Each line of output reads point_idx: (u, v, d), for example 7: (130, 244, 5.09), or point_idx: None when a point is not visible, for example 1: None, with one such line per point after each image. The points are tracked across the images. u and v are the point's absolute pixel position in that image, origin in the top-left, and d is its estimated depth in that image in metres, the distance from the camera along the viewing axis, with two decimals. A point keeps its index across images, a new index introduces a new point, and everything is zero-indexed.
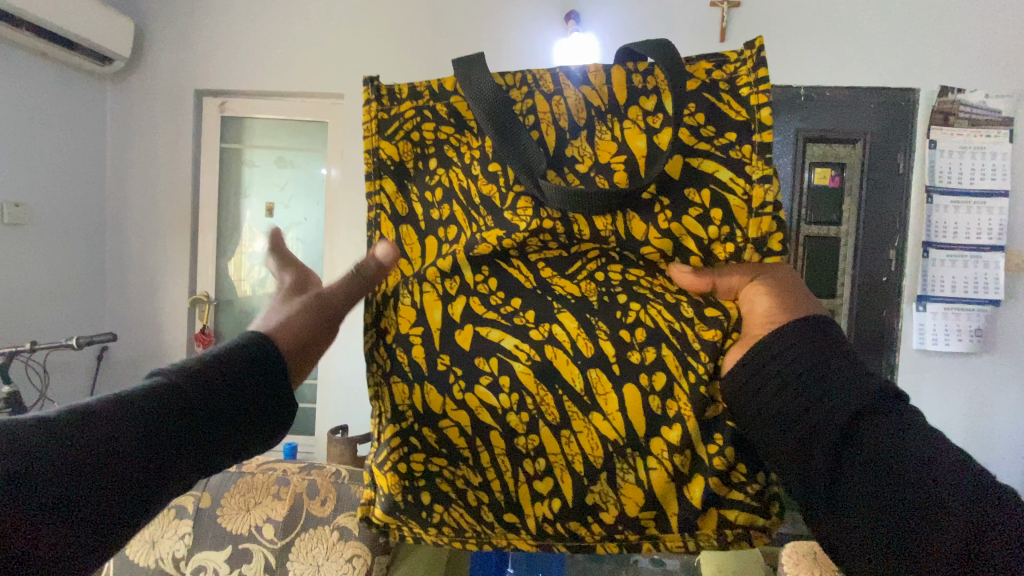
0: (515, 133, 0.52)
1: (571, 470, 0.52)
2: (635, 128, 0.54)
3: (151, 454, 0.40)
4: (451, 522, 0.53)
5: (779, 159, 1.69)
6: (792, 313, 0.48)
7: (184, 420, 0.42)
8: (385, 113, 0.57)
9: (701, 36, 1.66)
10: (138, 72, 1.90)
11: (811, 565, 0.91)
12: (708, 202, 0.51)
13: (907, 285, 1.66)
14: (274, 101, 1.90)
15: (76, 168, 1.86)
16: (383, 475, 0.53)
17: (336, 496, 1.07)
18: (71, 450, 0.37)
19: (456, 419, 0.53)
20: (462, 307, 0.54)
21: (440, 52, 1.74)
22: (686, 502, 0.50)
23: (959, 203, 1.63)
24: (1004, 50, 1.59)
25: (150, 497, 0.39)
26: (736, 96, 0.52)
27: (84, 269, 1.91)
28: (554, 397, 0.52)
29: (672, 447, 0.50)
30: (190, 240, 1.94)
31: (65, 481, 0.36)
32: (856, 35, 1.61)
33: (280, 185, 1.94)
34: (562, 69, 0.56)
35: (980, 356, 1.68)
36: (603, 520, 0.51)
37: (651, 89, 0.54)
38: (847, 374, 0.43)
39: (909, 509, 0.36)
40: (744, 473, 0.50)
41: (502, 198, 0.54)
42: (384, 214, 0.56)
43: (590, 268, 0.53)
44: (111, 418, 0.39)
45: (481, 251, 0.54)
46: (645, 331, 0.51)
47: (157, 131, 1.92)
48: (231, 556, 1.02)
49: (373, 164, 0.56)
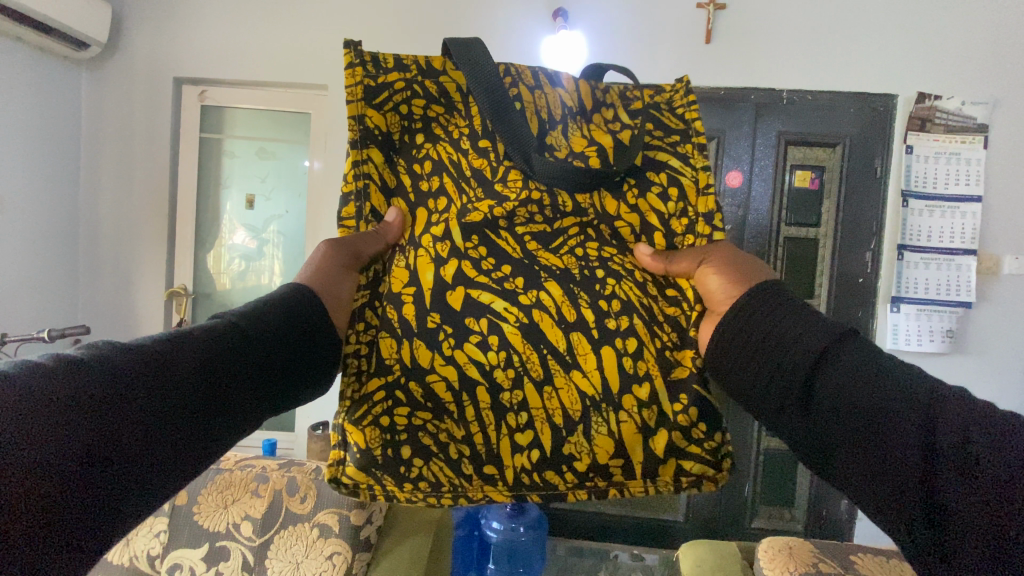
0: (508, 109, 0.54)
1: (551, 423, 0.52)
2: (600, 129, 0.60)
3: (209, 396, 0.38)
4: (430, 477, 0.52)
5: (761, 161, 1.70)
6: (744, 281, 0.50)
7: (239, 365, 0.40)
8: (371, 80, 0.56)
9: (687, 37, 1.67)
10: (115, 58, 1.85)
11: (787, 560, 0.92)
12: (665, 181, 0.58)
13: (882, 286, 1.70)
14: (256, 91, 1.87)
15: (52, 157, 1.80)
16: (358, 431, 0.51)
17: (316, 494, 1.06)
18: (144, 380, 0.35)
19: (442, 374, 0.52)
20: (454, 270, 0.54)
21: (427, 44, 1.72)
22: (651, 453, 0.53)
23: (933, 207, 1.67)
24: (979, 58, 1.63)
25: (204, 441, 0.37)
26: (674, 113, 0.61)
27: (57, 259, 1.86)
28: (540, 356, 0.53)
29: (641, 402, 0.53)
30: (168, 231, 1.90)
31: (134, 411, 0.33)
32: (839, 39, 1.64)
33: (259, 176, 1.91)
34: (540, 73, 0.61)
35: (950, 357, 1.73)
36: (576, 469, 0.52)
37: (608, 102, 0.62)
38: (801, 319, 0.44)
39: (870, 426, 0.37)
40: (704, 430, 0.54)
41: (492, 171, 0.56)
42: (372, 184, 0.55)
43: (572, 243, 0.56)
44: (177, 356, 0.37)
45: (473, 219, 0.55)
46: (620, 302, 0.55)
47: (134, 119, 1.87)
48: (208, 554, 1.01)
49: (359, 131, 0.54)
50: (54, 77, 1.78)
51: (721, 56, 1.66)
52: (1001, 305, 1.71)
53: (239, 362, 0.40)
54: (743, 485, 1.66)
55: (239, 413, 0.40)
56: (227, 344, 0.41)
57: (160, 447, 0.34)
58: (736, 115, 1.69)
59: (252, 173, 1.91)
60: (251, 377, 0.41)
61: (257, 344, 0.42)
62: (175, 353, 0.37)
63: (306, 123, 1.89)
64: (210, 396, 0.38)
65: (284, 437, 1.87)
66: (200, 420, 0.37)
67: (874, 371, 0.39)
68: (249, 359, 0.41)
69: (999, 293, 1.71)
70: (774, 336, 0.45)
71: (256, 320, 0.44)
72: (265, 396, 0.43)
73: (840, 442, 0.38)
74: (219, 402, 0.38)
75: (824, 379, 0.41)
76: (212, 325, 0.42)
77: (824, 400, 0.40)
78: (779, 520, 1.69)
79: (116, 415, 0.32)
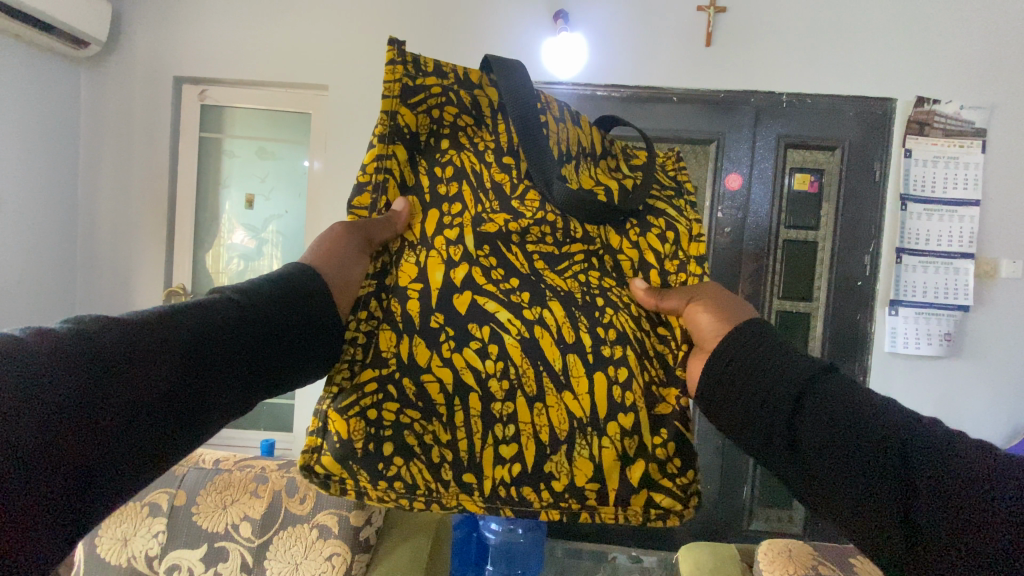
0: (535, 133, 0.54)
1: (536, 438, 0.52)
2: (606, 174, 0.62)
3: (203, 373, 0.36)
4: (406, 477, 0.51)
5: (761, 163, 1.71)
6: (731, 322, 0.48)
7: (236, 343, 0.38)
8: (410, 79, 0.56)
9: (688, 40, 1.67)
10: (114, 56, 1.85)
11: (786, 562, 0.92)
12: (664, 226, 0.60)
13: (881, 289, 1.70)
14: (256, 91, 1.87)
15: (50, 156, 1.80)
16: (343, 420, 0.50)
17: (315, 495, 1.06)
18: (135, 355, 0.32)
19: (438, 375, 0.52)
20: (463, 275, 0.54)
21: (428, 45, 1.72)
22: (625, 481, 0.53)
23: (932, 211, 1.68)
24: (978, 63, 1.64)
25: (197, 420, 0.35)
26: (669, 174, 0.66)
27: (54, 258, 1.85)
28: (535, 372, 0.53)
29: (625, 431, 0.53)
30: (167, 230, 1.89)
31: (122, 387, 0.31)
32: (839, 42, 1.64)
33: (259, 176, 1.90)
34: (566, 109, 0.62)
35: (949, 360, 1.73)
36: (553, 488, 0.52)
37: (610, 153, 0.66)
38: (786, 353, 0.43)
39: (852, 457, 0.35)
40: (678, 466, 0.54)
41: (512, 187, 0.57)
42: (391, 180, 0.55)
43: (576, 268, 0.57)
44: (171, 333, 0.35)
45: (487, 229, 0.56)
46: (616, 332, 0.55)
47: (133, 118, 1.86)
48: (206, 555, 1.01)
49: (388, 126, 0.54)
50: (54, 75, 1.78)
51: (721, 59, 1.67)
52: (998, 309, 1.72)
53: (230, 346, 0.38)
54: (741, 486, 1.67)
55: (225, 397, 0.37)
56: (219, 325, 0.37)
57: (149, 426, 0.32)
58: (736, 118, 1.69)
59: (252, 173, 1.90)
60: (240, 362, 0.38)
61: (249, 327, 0.39)
62: (162, 332, 0.35)
63: (306, 124, 1.89)
64: (195, 381, 0.35)
65: (282, 437, 1.86)
66: (191, 398, 0.35)
67: (854, 403, 0.37)
68: (246, 336, 0.39)
69: (996, 297, 1.72)
70: (758, 367, 0.43)
71: (257, 298, 0.41)
72: (253, 381, 0.39)
73: (822, 472, 0.36)
74: (203, 388, 0.35)
75: (808, 407, 0.38)
76: (211, 299, 0.40)
77: (806, 421, 0.38)
78: (776, 521, 1.69)
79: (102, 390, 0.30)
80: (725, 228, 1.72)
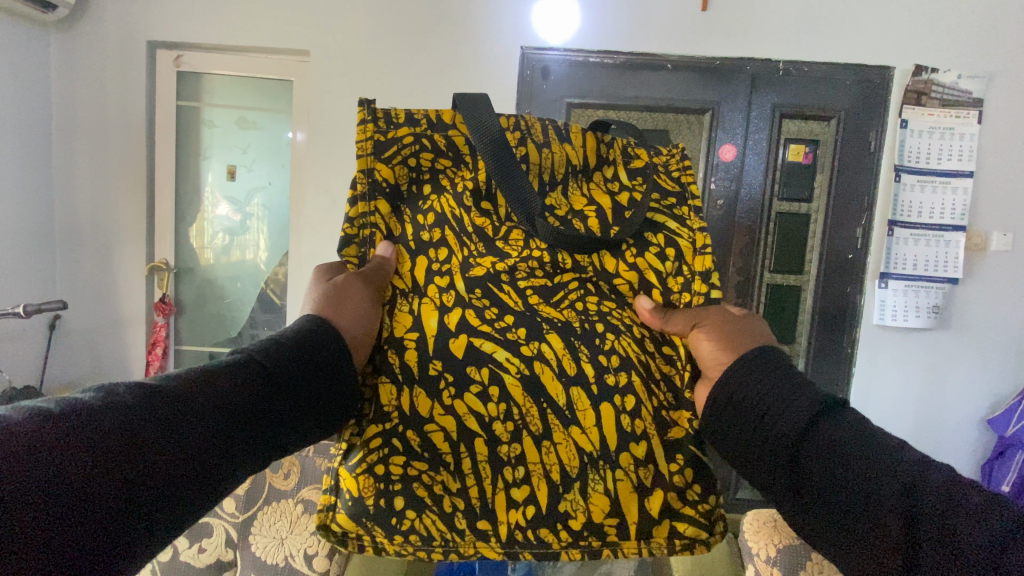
0: (512, 166, 0.53)
1: (547, 478, 0.51)
2: (600, 189, 0.59)
3: (230, 428, 0.37)
4: (421, 530, 0.50)
5: (755, 134, 1.66)
6: (737, 349, 0.50)
7: (260, 395, 0.40)
8: (382, 135, 0.55)
9: (682, 3, 1.61)
10: (83, 19, 1.75)
11: (771, 533, 0.93)
12: (663, 243, 0.57)
13: (871, 262, 1.70)
14: (234, 56, 1.79)
15: (20, 126, 1.73)
16: (352, 478, 0.50)
17: (300, 470, 1.03)
18: (166, 414, 0.34)
19: (441, 424, 0.51)
20: (458, 318, 0.53)
21: (414, 8, 1.65)
22: (644, 510, 0.51)
23: (925, 182, 1.66)
24: (977, 28, 1.60)
25: (226, 475, 0.37)
26: (670, 175, 0.61)
27: (32, 232, 1.80)
28: (540, 410, 0.52)
29: (638, 460, 0.52)
30: (147, 202, 1.84)
31: (153, 442, 0.33)
32: (838, 8, 1.59)
33: (241, 147, 1.85)
34: (551, 128, 0.59)
35: (935, 332, 1.74)
36: (570, 527, 0.51)
37: (611, 159, 0.61)
38: (797, 380, 0.45)
39: (861, 483, 0.37)
40: (698, 491, 0.53)
41: (495, 230, 0.56)
42: (378, 233, 0.55)
43: (572, 297, 0.56)
44: (193, 393, 0.36)
45: (475, 274, 0.54)
46: (618, 358, 0.54)
47: (106, 86, 1.78)
48: (191, 530, 1.02)
49: (366, 185, 0.54)
50: (21, 40, 1.70)
51: (716, 24, 1.61)
52: (986, 282, 1.73)
53: (249, 399, 0.39)
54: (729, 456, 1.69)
55: (251, 449, 0.39)
56: (237, 388, 0.38)
57: (176, 479, 0.34)
58: (731, 86, 1.64)
59: (234, 145, 1.85)
60: (264, 419, 0.40)
61: (270, 383, 0.41)
62: (187, 394, 0.36)
63: (288, 92, 1.82)
64: (220, 439, 0.36)
65: None
66: (215, 454, 0.36)
67: (863, 436, 0.39)
68: (269, 388, 0.40)
69: (985, 269, 1.72)
70: (768, 398, 0.44)
71: (272, 353, 0.42)
72: (274, 435, 0.40)
73: (835, 497, 0.38)
74: (212, 465, 0.36)
75: (814, 440, 0.41)
76: (233, 358, 0.41)
77: (816, 454, 0.40)
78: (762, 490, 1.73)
79: (138, 445, 0.32)
80: (718, 200, 1.68)
